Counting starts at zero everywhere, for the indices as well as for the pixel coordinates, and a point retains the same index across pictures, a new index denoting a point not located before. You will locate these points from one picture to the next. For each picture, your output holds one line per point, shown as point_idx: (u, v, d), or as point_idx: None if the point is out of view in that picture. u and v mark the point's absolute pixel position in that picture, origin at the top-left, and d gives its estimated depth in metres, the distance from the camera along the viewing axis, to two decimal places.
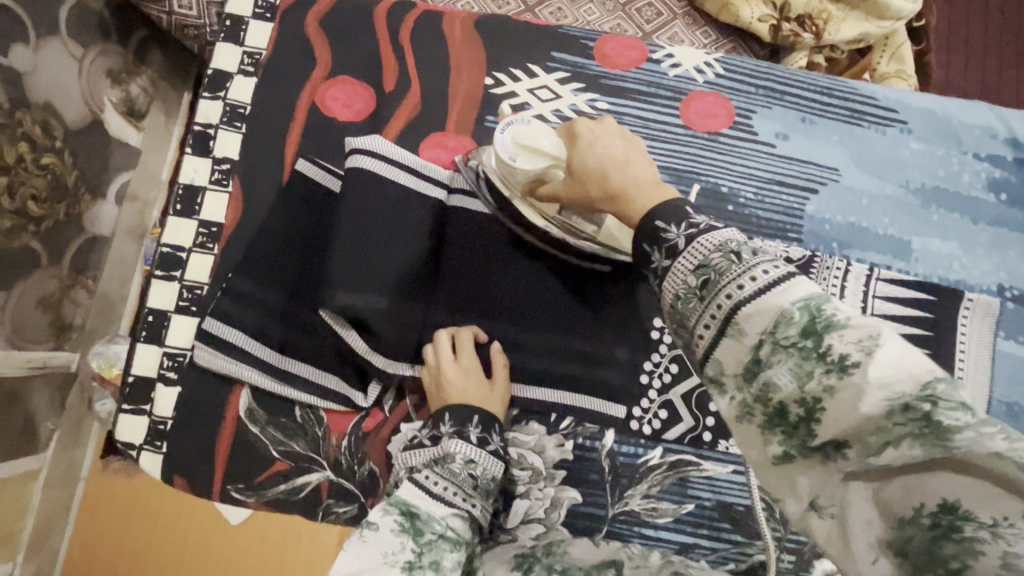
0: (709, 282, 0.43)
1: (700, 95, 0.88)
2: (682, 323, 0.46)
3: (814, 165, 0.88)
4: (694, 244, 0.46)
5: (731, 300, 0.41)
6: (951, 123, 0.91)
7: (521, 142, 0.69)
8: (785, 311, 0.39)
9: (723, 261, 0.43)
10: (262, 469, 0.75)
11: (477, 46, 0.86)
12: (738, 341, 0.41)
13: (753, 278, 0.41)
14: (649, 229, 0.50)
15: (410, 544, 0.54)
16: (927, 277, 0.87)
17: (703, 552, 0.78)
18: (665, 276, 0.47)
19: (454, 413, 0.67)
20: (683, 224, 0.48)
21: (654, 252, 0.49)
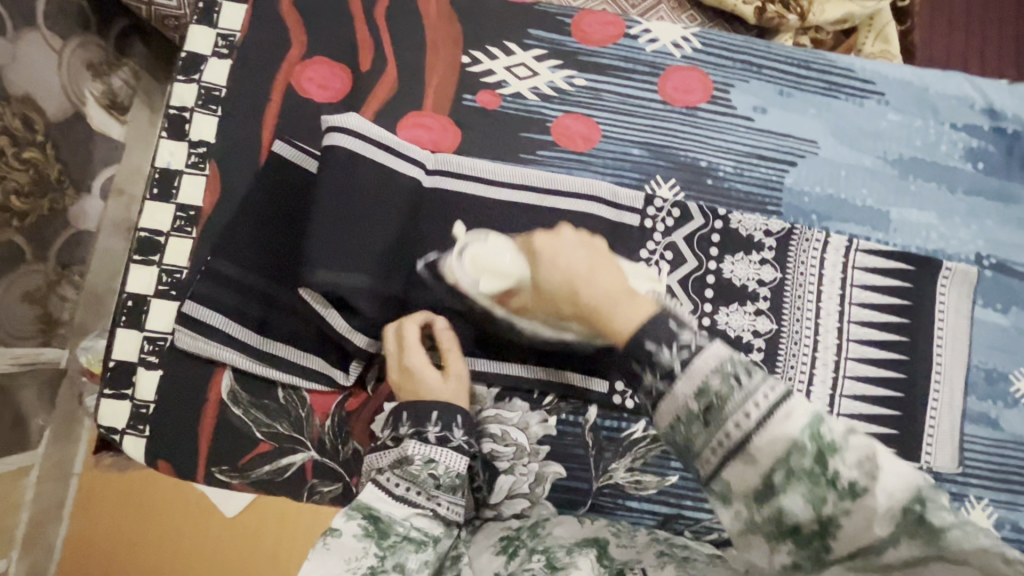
0: (712, 409, 0.41)
1: (678, 70, 0.88)
2: (686, 448, 0.43)
3: (792, 138, 0.88)
4: (690, 369, 0.42)
5: (736, 436, 0.40)
6: (928, 93, 0.91)
7: (484, 266, 0.74)
8: (798, 440, 0.38)
9: (724, 386, 0.41)
10: (246, 451, 0.75)
11: (453, 24, 0.86)
12: (748, 467, 0.40)
13: (756, 403, 0.39)
14: (638, 348, 0.45)
15: (373, 549, 0.55)
16: (906, 247, 0.87)
17: (686, 522, 0.79)
18: (659, 399, 0.44)
19: (411, 413, 0.66)
20: (672, 342, 0.44)
21: (647, 374, 0.45)
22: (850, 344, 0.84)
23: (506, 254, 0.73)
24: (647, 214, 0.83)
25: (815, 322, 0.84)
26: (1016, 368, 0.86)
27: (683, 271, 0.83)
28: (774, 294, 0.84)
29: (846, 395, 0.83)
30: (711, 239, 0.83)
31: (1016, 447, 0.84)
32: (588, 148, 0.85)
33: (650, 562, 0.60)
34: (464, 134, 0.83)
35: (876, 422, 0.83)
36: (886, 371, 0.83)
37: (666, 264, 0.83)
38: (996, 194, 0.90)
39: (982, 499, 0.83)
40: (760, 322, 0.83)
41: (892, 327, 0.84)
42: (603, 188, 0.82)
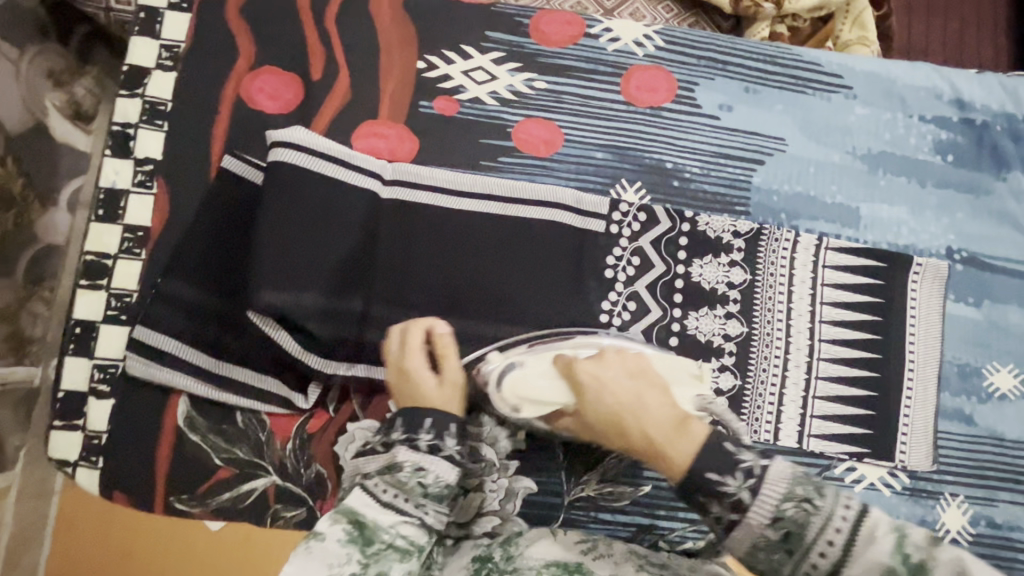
0: (793, 536, 0.48)
1: (641, 69, 0.86)
2: (767, 570, 0.50)
3: (759, 136, 0.87)
4: (759, 495, 0.49)
5: (823, 563, 0.47)
6: (896, 86, 0.90)
7: (524, 390, 0.69)
8: (890, 564, 0.44)
9: (799, 512, 0.48)
10: (205, 478, 0.73)
11: (407, 28, 0.83)
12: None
13: (837, 528, 0.46)
14: (700, 479, 0.51)
15: (355, 557, 0.54)
16: (876, 244, 0.86)
17: (661, 532, 0.78)
18: (735, 526, 0.50)
19: (404, 418, 0.62)
20: (734, 472, 0.51)
21: (714, 503, 0.51)
22: (823, 344, 0.82)
23: (543, 373, 0.70)
24: (612, 219, 0.81)
25: (787, 323, 0.82)
26: (989, 362, 0.86)
27: (652, 276, 0.81)
28: (744, 295, 0.82)
29: (819, 396, 0.82)
30: (679, 242, 0.82)
31: (990, 443, 0.84)
32: (550, 153, 0.83)
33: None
34: (421, 143, 0.81)
35: (850, 423, 0.82)
36: (858, 370, 0.82)
37: (633, 269, 0.81)
38: (966, 188, 0.89)
39: (958, 496, 0.82)
40: (730, 326, 0.81)
41: (864, 326, 0.83)
42: (565, 194, 0.81)
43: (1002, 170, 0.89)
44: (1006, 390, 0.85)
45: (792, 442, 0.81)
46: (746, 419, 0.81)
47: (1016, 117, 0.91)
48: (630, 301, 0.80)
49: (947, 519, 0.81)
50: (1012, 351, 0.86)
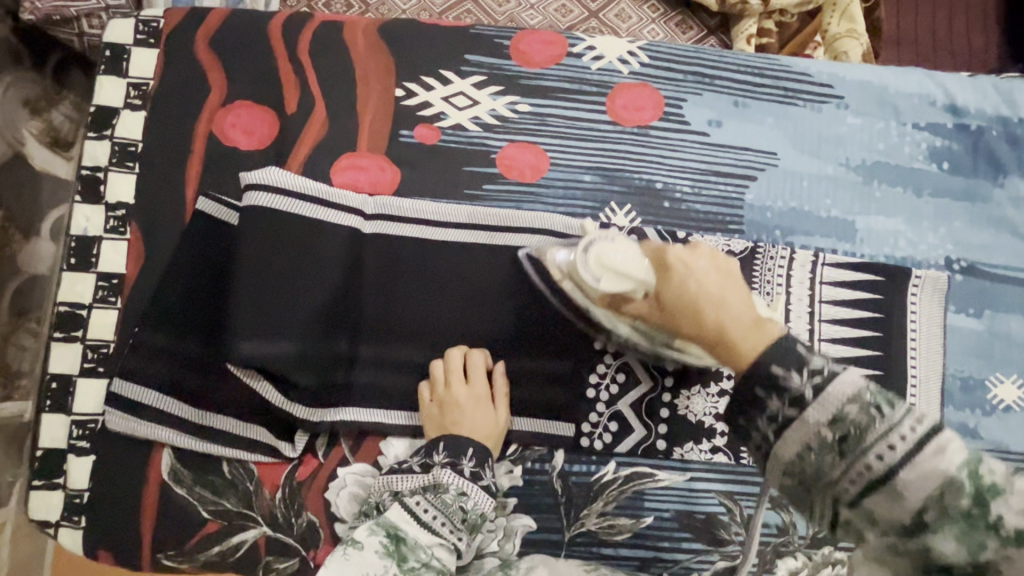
0: (850, 440, 0.38)
1: (626, 87, 0.84)
2: (811, 479, 0.40)
3: (750, 151, 0.84)
4: (823, 395, 0.40)
5: (877, 469, 0.37)
6: (888, 94, 0.88)
7: (604, 260, 0.68)
8: (954, 479, 0.35)
9: (863, 414, 0.38)
10: (193, 532, 0.70)
11: (384, 55, 0.80)
12: (892, 504, 0.36)
13: (902, 436, 0.37)
14: (761, 372, 0.43)
15: (392, 569, 0.57)
16: (873, 257, 0.84)
17: (665, 565, 0.76)
18: (788, 426, 0.41)
19: (450, 445, 0.67)
20: (803, 368, 0.41)
21: (772, 400, 0.42)
22: None
23: (623, 253, 0.67)
24: None
25: None
26: (992, 374, 0.84)
27: None
28: None
29: None
30: None
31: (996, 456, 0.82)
32: (536, 178, 0.80)
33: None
34: (403, 174, 0.78)
35: None
36: None
37: None
38: (963, 196, 0.87)
39: None
40: None
41: (864, 343, 0.81)
42: (553, 220, 0.78)
43: (998, 175, 0.88)
44: (1010, 401, 0.83)
45: None
46: None
47: (1012, 121, 0.89)
48: None
49: None
50: (1015, 361, 0.84)
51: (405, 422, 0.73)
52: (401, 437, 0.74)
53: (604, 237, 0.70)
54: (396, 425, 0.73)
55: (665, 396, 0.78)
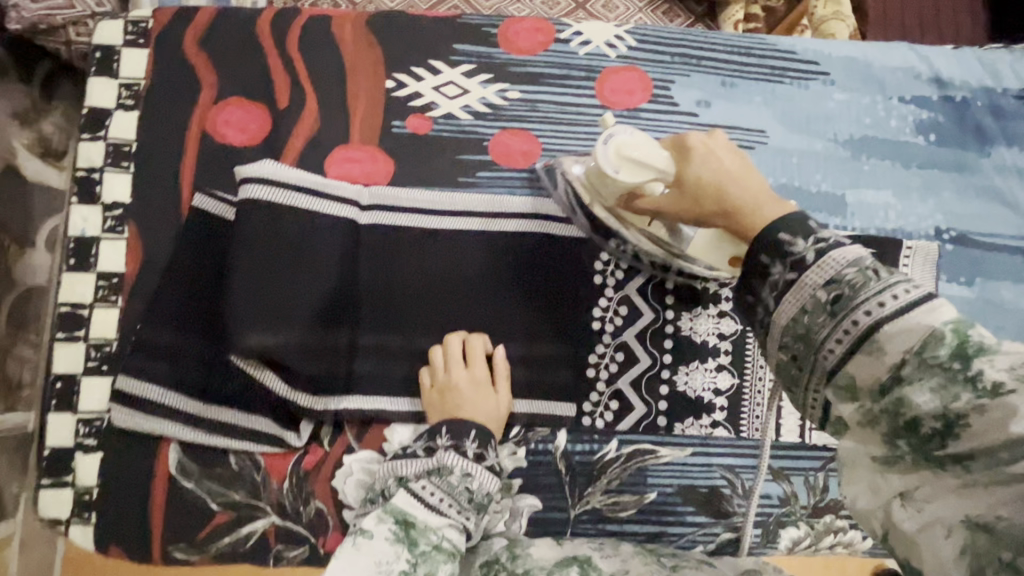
0: (841, 299, 0.42)
1: (615, 71, 0.84)
2: (803, 348, 0.44)
3: (739, 130, 0.85)
4: (825, 258, 0.44)
5: (863, 323, 0.40)
6: (873, 69, 0.89)
7: (624, 152, 0.65)
8: (934, 333, 0.37)
9: (859, 276, 0.42)
10: (203, 524, 0.71)
11: (372, 47, 0.81)
12: (874, 358, 0.39)
13: (893, 295, 0.40)
14: (767, 239, 0.47)
15: (404, 555, 0.56)
16: (864, 230, 0.85)
17: (670, 538, 0.77)
18: (787, 288, 0.45)
19: (451, 427, 0.67)
20: (810, 237, 0.45)
21: (776, 264, 0.46)
22: None
23: (642, 145, 0.64)
24: None
25: None
26: None
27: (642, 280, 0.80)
28: None
29: None
30: None
31: None
32: (529, 164, 0.81)
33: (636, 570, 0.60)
34: (396, 165, 0.79)
35: None
36: None
37: (622, 273, 0.80)
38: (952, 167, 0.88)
39: None
40: (725, 324, 0.81)
41: None
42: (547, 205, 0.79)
43: (985, 146, 0.89)
44: None
45: (794, 437, 0.81)
46: (747, 416, 0.80)
47: (996, 93, 0.90)
48: (621, 306, 0.80)
49: None
50: (1008, 327, 0.85)
51: (408, 409, 0.74)
52: (405, 423, 0.74)
53: (622, 129, 0.67)
54: (399, 411, 0.74)
55: (664, 373, 0.79)
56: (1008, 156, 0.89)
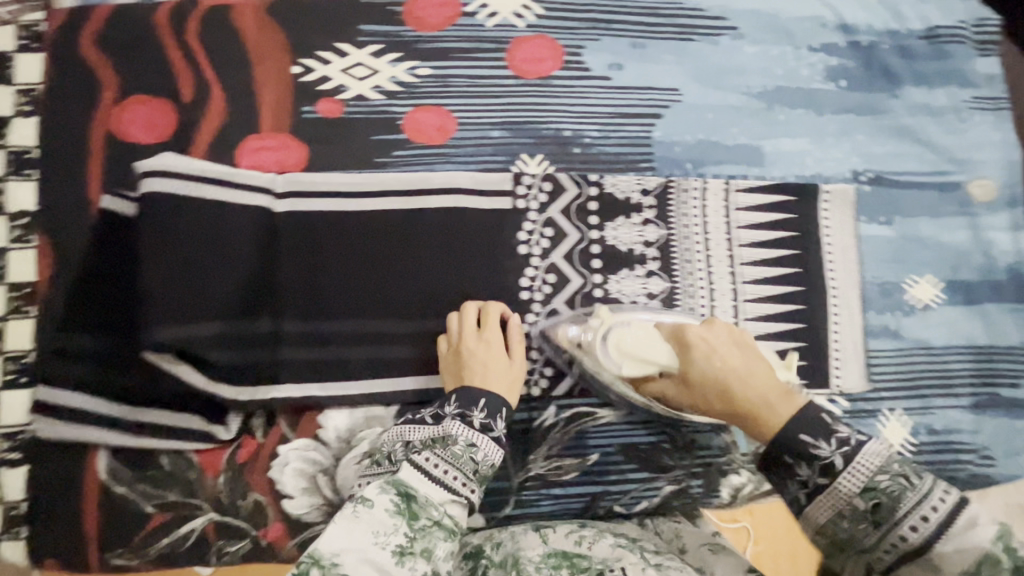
0: (882, 508, 0.50)
1: (525, 40, 0.84)
2: (849, 540, 0.51)
3: (654, 90, 0.86)
4: (852, 464, 0.52)
5: (913, 540, 0.48)
6: (781, 21, 0.90)
7: (625, 344, 0.72)
8: (987, 552, 0.46)
9: (893, 486, 0.50)
10: (140, 527, 0.70)
11: (275, 33, 0.79)
12: (930, 572, 0.48)
13: (933, 507, 0.48)
14: (792, 440, 0.55)
15: (403, 528, 0.54)
16: (784, 178, 0.87)
17: (613, 497, 0.78)
18: (822, 490, 0.53)
19: (462, 396, 0.68)
20: (832, 440, 0.53)
21: (802, 465, 0.54)
22: (745, 286, 0.84)
23: (640, 336, 0.72)
24: (517, 195, 0.81)
25: (707, 271, 0.84)
26: (909, 277, 0.88)
27: (567, 245, 0.82)
28: (662, 252, 0.84)
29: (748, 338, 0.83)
30: (589, 208, 0.82)
31: (919, 352, 0.86)
32: (445, 140, 0.81)
33: (629, 559, 0.59)
34: (311, 151, 0.78)
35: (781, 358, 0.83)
36: (782, 308, 0.84)
37: (547, 241, 0.81)
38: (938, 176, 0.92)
39: (896, 410, 0.84)
40: (652, 284, 0.83)
41: (781, 261, 0.85)
42: (465, 178, 0.80)
43: (894, 88, 0.91)
44: (927, 300, 0.87)
45: None
46: None
47: (901, 34, 0.92)
48: (549, 274, 0.81)
49: (887, 434, 0.84)
50: (929, 262, 0.88)
51: (340, 393, 0.74)
52: (340, 409, 0.75)
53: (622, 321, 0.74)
54: (333, 397, 0.74)
55: None
56: (917, 96, 0.91)
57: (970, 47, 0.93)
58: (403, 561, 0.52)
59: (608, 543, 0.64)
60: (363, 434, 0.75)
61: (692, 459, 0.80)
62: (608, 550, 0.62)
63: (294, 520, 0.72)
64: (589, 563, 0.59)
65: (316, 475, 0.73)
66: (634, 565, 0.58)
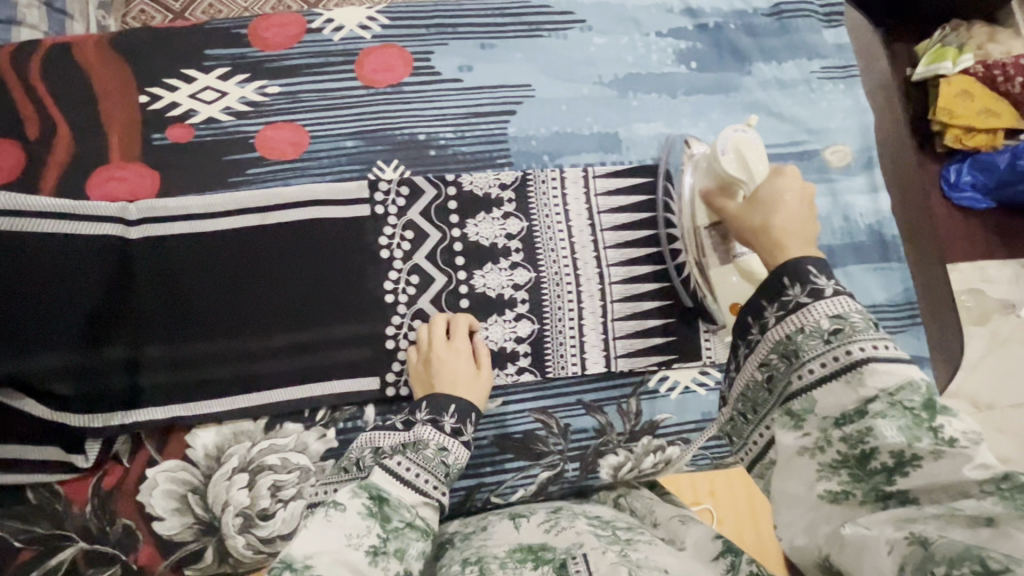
0: (841, 333, 0.52)
1: (372, 51, 0.86)
2: (796, 353, 0.54)
3: (505, 88, 0.88)
4: (839, 298, 0.54)
5: (856, 355, 0.51)
6: (626, 10, 0.93)
7: (742, 149, 0.71)
8: (910, 381, 0.48)
9: (863, 324, 0.53)
10: (7, 566, 0.69)
11: (120, 65, 0.81)
12: (851, 388, 0.50)
13: (885, 346, 0.51)
14: (798, 268, 0.56)
15: (376, 530, 0.56)
16: (641, 161, 0.89)
17: (490, 488, 0.80)
18: (797, 309, 0.55)
19: (431, 402, 0.69)
20: (831, 278, 0.55)
21: (795, 287, 0.56)
22: (611, 269, 0.86)
23: (758, 155, 0.71)
24: (375, 201, 0.82)
25: (572, 258, 0.85)
26: None
27: (429, 245, 0.83)
28: (526, 243, 0.85)
29: (617, 320, 0.85)
30: (448, 207, 0.83)
31: None
32: (299, 154, 0.83)
33: (592, 544, 0.58)
34: (162, 176, 0.80)
35: (649, 337, 0.85)
36: (647, 287, 0.86)
37: (408, 244, 0.82)
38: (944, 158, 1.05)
39: None
40: (518, 275, 0.84)
41: (643, 242, 0.87)
42: (318, 190, 0.81)
43: (745, 65, 0.94)
44: None
45: (600, 368, 0.84)
46: (552, 357, 0.83)
47: (746, 14, 0.96)
48: (413, 275, 0.82)
49: None
50: None
51: (204, 412, 0.75)
52: (207, 426, 0.76)
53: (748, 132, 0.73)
54: (195, 415, 0.75)
55: None
56: (767, 71, 0.94)
57: (816, 20, 0.97)
58: (378, 561, 0.54)
59: (577, 528, 0.64)
60: (232, 450, 0.76)
61: (567, 443, 0.81)
62: (571, 536, 0.62)
63: (165, 540, 0.73)
64: (554, 555, 0.59)
65: (185, 494, 0.74)
66: (594, 549, 0.57)
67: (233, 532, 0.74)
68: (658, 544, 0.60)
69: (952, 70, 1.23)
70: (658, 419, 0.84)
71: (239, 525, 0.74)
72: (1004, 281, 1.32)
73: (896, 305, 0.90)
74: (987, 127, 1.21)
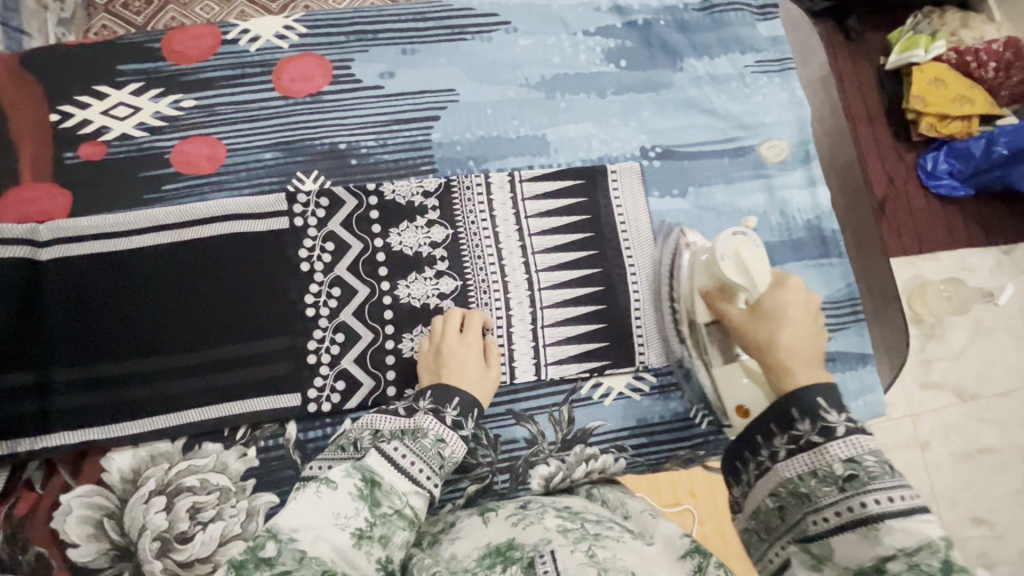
0: (856, 480, 0.54)
1: (290, 61, 0.85)
2: (808, 493, 0.55)
3: (429, 93, 0.87)
4: (851, 437, 0.56)
5: (871, 509, 0.52)
6: (551, 10, 0.92)
7: (740, 252, 0.69)
8: (930, 542, 0.48)
9: (876, 468, 0.54)
10: None
11: (30, 85, 0.80)
12: (868, 543, 0.51)
13: (900, 497, 0.52)
14: (809, 402, 0.58)
15: (364, 513, 0.54)
16: (570, 163, 0.88)
17: None
18: (811, 448, 0.56)
19: (438, 392, 0.70)
20: (840, 412, 0.57)
21: (805, 422, 0.57)
22: (541, 274, 0.84)
23: (758, 256, 0.69)
24: (293, 213, 0.80)
25: (500, 265, 0.83)
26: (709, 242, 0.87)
27: (351, 256, 0.81)
28: (451, 251, 0.83)
29: (547, 326, 0.83)
30: (370, 216, 0.82)
31: None
32: (215, 168, 0.81)
33: (560, 541, 0.51)
34: (73, 195, 0.78)
35: (581, 342, 0.83)
36: (577, 292, 0.84)
37: (329, 255, 0.80)
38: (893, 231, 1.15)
39: None
40: (443, 284, 0.82)
41: (572, 245, 0.85)
42: (234, 202, 0.79)
43: (676, 61, 0.92)
44: None
45: (529, 376, 0.82)
46: None
47: (676, 9, 0.94)
48: (334, 288, 0.80)
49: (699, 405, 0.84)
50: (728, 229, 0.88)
51: (119, 434, 0.74)
52: (122, 449, 0.74)
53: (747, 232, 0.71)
54: (109, 438, 0.73)
55: (389, 344, 0.80)
56: (699, 67, 0.92)
57: (749, 14, 0.95)
58: (361, 544, 0.52)
59: (553, 524, 0.55)
60: (149, 472, 0.74)
61: (496, 455, 0.79)
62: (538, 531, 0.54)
63: (80, 567, 0.71)
64: (522, 553, 0.51)
65: (101, 520, 0.72)
66: (563, 546, 0.50)
67: (150, 556, 0.72)
68: (627, 543, 0.53)
69: (923, 58, 1.22)
70: (591, 426, 0.82)
71: (156, 549, 0.72)
72: (985, 270, 1.24)
73: (837, 302, 0.88)
74: (961, 113, 1.18)
